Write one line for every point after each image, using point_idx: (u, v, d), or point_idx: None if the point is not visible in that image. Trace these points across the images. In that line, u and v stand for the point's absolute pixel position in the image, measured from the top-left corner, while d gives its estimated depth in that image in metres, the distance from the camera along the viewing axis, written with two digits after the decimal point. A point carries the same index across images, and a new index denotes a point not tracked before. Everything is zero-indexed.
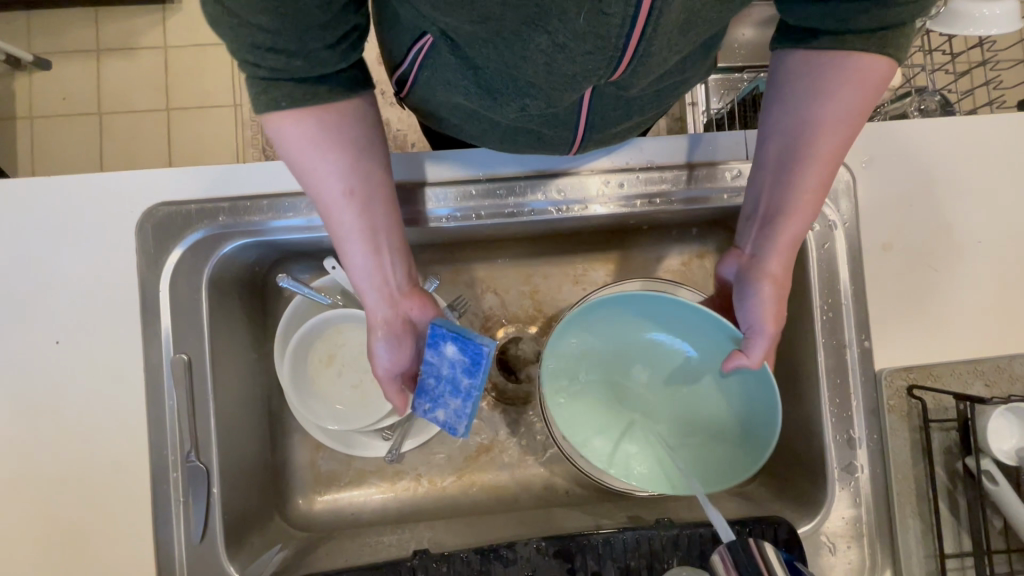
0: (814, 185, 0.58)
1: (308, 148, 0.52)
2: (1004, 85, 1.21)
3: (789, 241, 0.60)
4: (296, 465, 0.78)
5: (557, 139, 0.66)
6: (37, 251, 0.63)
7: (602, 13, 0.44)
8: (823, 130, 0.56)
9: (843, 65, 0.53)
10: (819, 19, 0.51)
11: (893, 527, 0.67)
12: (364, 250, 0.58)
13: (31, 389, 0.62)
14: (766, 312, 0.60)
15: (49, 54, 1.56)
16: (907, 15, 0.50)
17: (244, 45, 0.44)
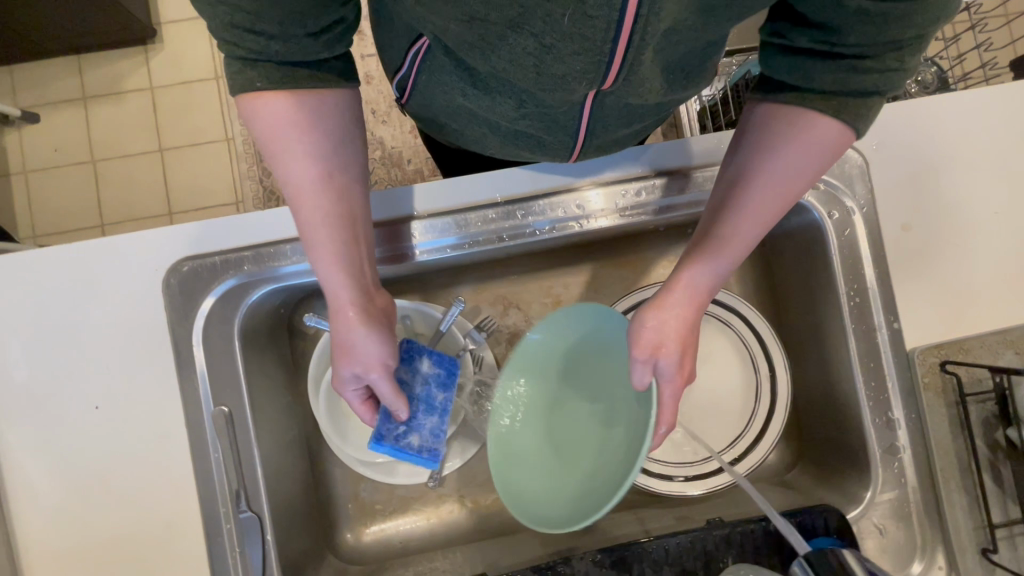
0: (732, 229, 0.56)
1: (283, 131, 0.49)
2: (994, 46, 1.22)
3: (696, 287, 0.58)
4: (340, 499, 0.79)
5: (557, 144, 0.64)
6: (68, 318, 0.64)
7: (586, 14, 0.42)
8: (757, 178, 0.55)
9: (794, 122, 0.52)
10: (789, 72, 0.51)
11: (942, 503, 0.67)
12: (337, 237, 0.53)
13: (79, 455, 0.63)
14: (656, 337, 0.58)
15: (36, 107, 1.55)
16: (875, 85, 0.50)
17: (222, 23, 0.44)
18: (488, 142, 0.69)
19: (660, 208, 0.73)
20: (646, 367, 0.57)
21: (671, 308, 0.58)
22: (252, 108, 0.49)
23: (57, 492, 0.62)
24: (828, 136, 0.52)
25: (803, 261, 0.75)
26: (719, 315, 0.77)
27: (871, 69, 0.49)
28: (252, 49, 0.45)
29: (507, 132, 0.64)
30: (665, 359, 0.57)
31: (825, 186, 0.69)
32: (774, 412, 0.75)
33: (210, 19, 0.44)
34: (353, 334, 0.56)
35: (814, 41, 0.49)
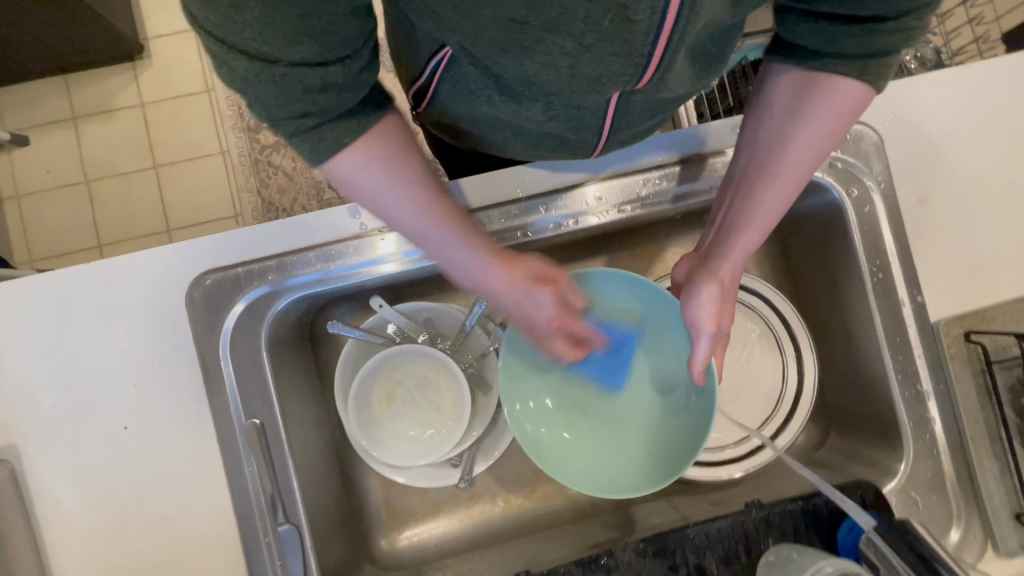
0: (777, 199, 0.56)
1: (368, 173, 0.48)
2: (985, 20, 1.23)
3: (741, 252, 0.58)
4: (372, 506, 0.78)
5: (579, 143, 0.63)
6: (91, 338, 0.63)
7: (628, 19, 0.42)
8: (796, 147, 0.54)
9: (827, 90, 0.52)
10: (808, 37, 0.50)
11: (975, 471, 0.67)
12: (459, 221, 0.52)
13: (111, 477, 0.62)
14: (706, 313, 0.59)
15: (26, 129, 1.52)
16: (894, 45, 0.49)
17: (286, 98, 0.40)
18: (508, 144, 0.67)
19: (677, 197, 0.71)
20: (708, 342, 0.59)
21: (726, 279, 0.59)
22: (341, 167, 0.47)
23: (92, 515, 0.61)
24: (859, 101, 0.52)
25: (823, 241, 0.75)
26: (743, 300, 0.77)
27: (891, 31, 0.48)
28: (322, 106, 0.42)
29: (529, 134, 0.63)
30: (727, 326, 0.60)
31: (843, 164, 0.69)
32: (802, 393, 0.76)
33: (274, 95, 0.40)
34: (529, 303, 0.56)
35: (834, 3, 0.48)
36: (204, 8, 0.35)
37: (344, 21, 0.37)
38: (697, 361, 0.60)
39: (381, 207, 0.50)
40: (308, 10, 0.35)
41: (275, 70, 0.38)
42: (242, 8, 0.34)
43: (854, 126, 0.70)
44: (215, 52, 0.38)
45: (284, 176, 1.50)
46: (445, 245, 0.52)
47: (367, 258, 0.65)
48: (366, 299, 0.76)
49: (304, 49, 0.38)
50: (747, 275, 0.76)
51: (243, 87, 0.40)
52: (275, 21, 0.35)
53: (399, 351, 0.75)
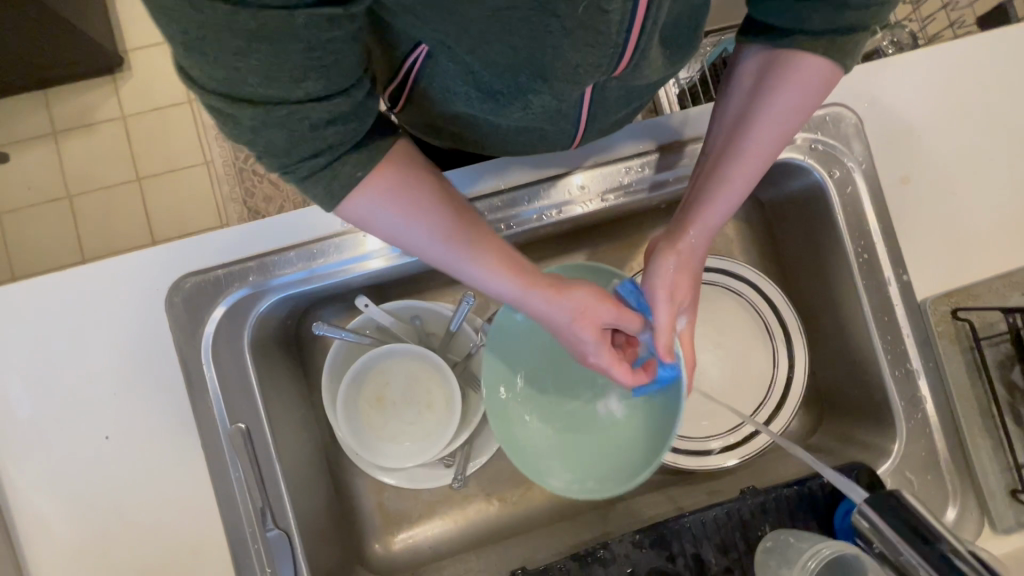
0: (744, 174, 0.55)
1: (392, 209, 0.47)
2: (959, 7, 1.25)
3: (705, 226, 0.57)
4: (364, 510, 0.77)
5: (558, 133, 0.63)
6: (68, 348, 0.61)
7: (603, 9, 0.42)
8: (762, 123, 0.53)
9: (793, 66, 0.52)
10: (778, 15, 0.50)
11: (968, 449, 0.67)
12: (478, 244, 0.50)
13: (92, 489, 0.60)
14: (661, 286, 0.58)
15: (6, 146, 1.51)
16: (859, 21, 0.49)
17: (294, 139, 0.39)
18: (490, 141, 0.66)
19: (659, 183, 0.71)
20: (668, 312, 0.57)
21: (685, 252, 0.58)
22: (354, 210, 0.46)
23: (76, 527, 0.60)
24: (824, 77, 0.52)
25: (808, 225, 0.75)
26: (730, 286, 0.77)
27: (857, 5, 0.48)
28: (329, 142, 0.41)
29: (508, 130, 0.62)
30: (685, 300, 0.59)
31: (823, 147, 0.70)
32: (794, 377, 0.76)
33: (280, 137, 0.39)
34: (573, 334, 0.55)
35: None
36: (201, 64, 0.34)
37: (342, 51, 0.36)
38: (659, 333, 0.57)
39: (401, 235, 0.49)
40: (311, 42, 0.34)
41: (281, 111, 0.37)
42: (245, 55, 0.33)
43: (833, 108, 0.70)
44: (220, 109, 0.38)
45: (268, 184, 1.49)
46: (471, 275, 0.51)
47: (349, 256, 0.64)
48: (351, 299, 0.75)
49: (310, 84, 0.36)
50: (737, 263, 0.76)
51: (252, 135, 0.39)
52: (280, 61, 0.34)
53: (387, 352, 0.74)
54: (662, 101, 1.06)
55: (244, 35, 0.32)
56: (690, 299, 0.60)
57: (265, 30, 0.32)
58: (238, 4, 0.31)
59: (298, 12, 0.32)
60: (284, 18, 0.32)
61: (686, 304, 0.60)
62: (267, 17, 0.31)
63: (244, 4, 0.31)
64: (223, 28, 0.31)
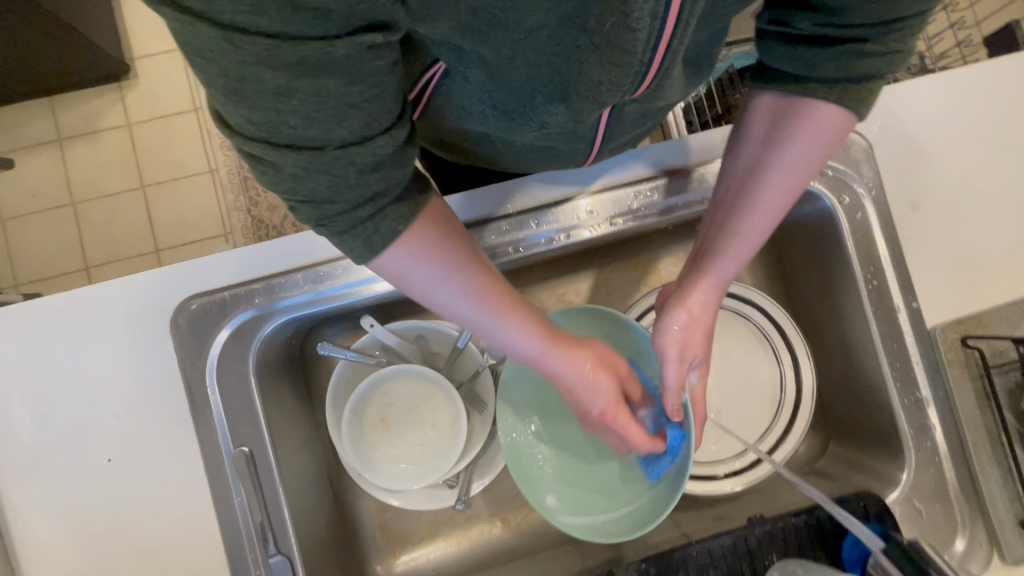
0: (754, 228, 0.55)
1: (419, 268, 0.47)
2: (966, 25, 1.25)
3: (716, 280, 0.57)
4: (366, 531, 0.77)
5: (572, 153, 0.62)
6: (72, 369, 0.61)
7: (629, 27, 0.39)
8: (773, 177, 0.54)
9: (805, 119, 0.52)
10: (790, 62, 0.50)
11: (978, 479, 0.66)
12: (513, 309, 0.51)
13: (94, 513, 0.60)
14: (675, 343, 0.58)
15: (11, 152, 1.51)
16: (876, 68, 0.49)
17: (338, 186, 0.39)
18: (503, 157, 0.66)
19: (668, 208, 0.70)
20: (677, 369, 0.58)
21: (696, 309, 0.58)
22: (385, 264, 0.46)
23: (77, 550, 0.60)
24: (839, 125, 0.52)
25: (817, 250, 0.75)
26: (737, 308, 0.77)
27: (873, 53, 0.47)
28: (371, 189, 0.40)
29: (522, 147, 0.62)
30: (696, 355, 0.59)
31: (833, 172, 0.69)
32: (801, 401, 0.75)
33: (320, 183, 0.38)
34: (587, 391, 0.56)
35: (818, 25, 0.47)
36: (239, 108, 0.33)
37: (385, 79, 0.34)
38: (670, 392, 0.58)
39: (429, 292, 0.49)
40: (352, 76, 0.32)
41: (324, 156, 0.36)
42: (287, 96, 0.32)
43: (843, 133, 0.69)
44: (256, 155, 0.37)
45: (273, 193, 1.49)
46: (497, 330, 0.52)
47: (357, 279, 0.64)
48: (357, 318, 0.75)
49: (351, 124, 0.35)
50: (745, 285, 0.76)
51: (292, 183, 0.38)
52: (323, 100, 0.33)
53: (392, 372, 0.74)
54: (670, 117, 1.06)
55: (286, 72, 0.30)
56: (703, 355, 0.60)
57: (306, 62, 0.30)
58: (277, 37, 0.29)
59: (339, 40, 0.30)
60: (328, 49, 0.30)
61: (698, 359, 0.60)
62: (310, 47, 0.29)
63: (285, 36, 0.29)
64: (262, 65, 0.30)
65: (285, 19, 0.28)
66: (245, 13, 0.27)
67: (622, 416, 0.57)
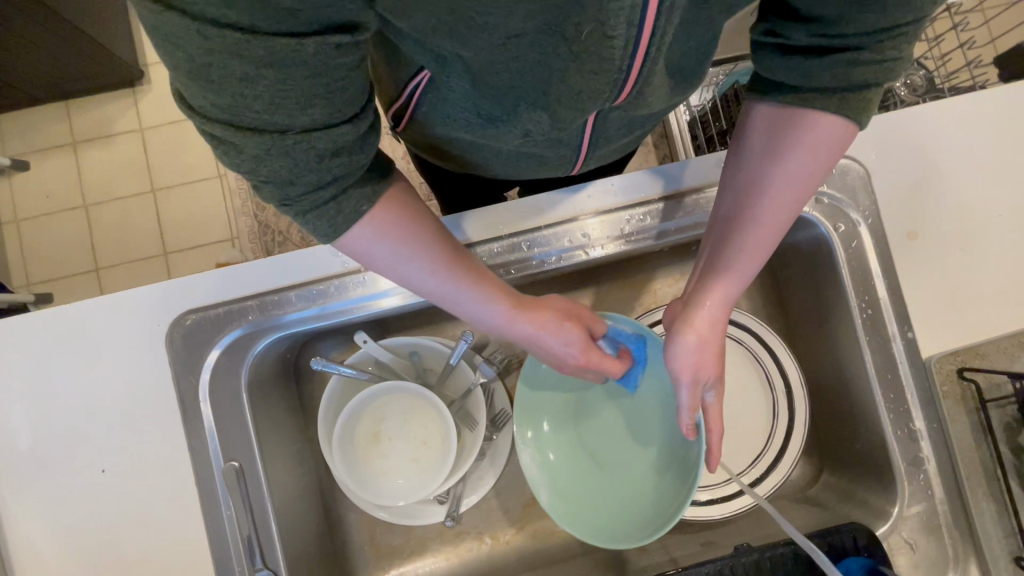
0: (760, 244, 0.55)
1: (384, 247, 0.47)
2: (978, 44, 1.23)
3: (723, 298, 0.57)
4: (356, 544, 0.77)
5: (559, 159, 0.63)
6: (70, 381, 0.62)
7: (606, 35, 0.40)
8: (776, 191, 0.53)
9: (807, 129, 0.51)
10: (786, 73, 0.50)
11: (972, 514, 0.65)
12: (481, 279, 0.53)
13: (86, 522, 0.61)
14: (683, 359, 0.58)
15: (26, 154, 1.54)
16: (874, 77, 0.48)
17: (299, 170, 0.38)
18: (492, 164, 0.67)
19: (662, 232, 0.70)
20: (690, 391, 0.58)
21: (706, 328, 0.57)
22: (351, 243, 0.46)
23: (70, 558, 0.61)
24: (841, 135, 0.51)
25: (812, 275, 0.75)
26: (731, 333, 0.76)
27: (869, 61, 0.47)
28: (336, 172, 0.40)
29: (509, 154, 0.63)
30: (710, 375, 0.59)
31: (829, 200, 0.69)
32: (793, 427, 0.74)
33: (282, 166, 0.37)
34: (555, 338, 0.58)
35: (813, 35, 0.47)
36: (203, 91, 0.33)
37: (350, 76, 0.35)
38: (684, 412, 0.58)
39: (400, 271, 0.49)
40: (319, 69, 0.33)
41: (287, 139, 0.36)
42: (252, 82, 0.32)
43: (840, 160, 0.69)
44: (220, 135, 0.36)
45: None
46: (463, 304, 0.53)
47: (351, 298, 0.65)
48: (351, 334, 0.76)
49: (316, 111, 0.35)
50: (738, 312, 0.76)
51: (254, 165, 0.37)
52: (287, 90, 0.33)
53: (385, 388, 0.75)
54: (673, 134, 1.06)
55: (252, 62, 0.31)
56: (717, 372, 0.59)
57: (274, 57, 0.31)
58: (248, 30, 0.29)
59: (309, 38, 0.31)
60: (296, 45, 0.31)
61: (711, 378, 0.59)
62: (277, 43, 0.30)
63: (251, 29, 0.29)
64: (230, 55, 0.30)
65: (254, 13, 0.29)
66: (218, 8, 0.28)
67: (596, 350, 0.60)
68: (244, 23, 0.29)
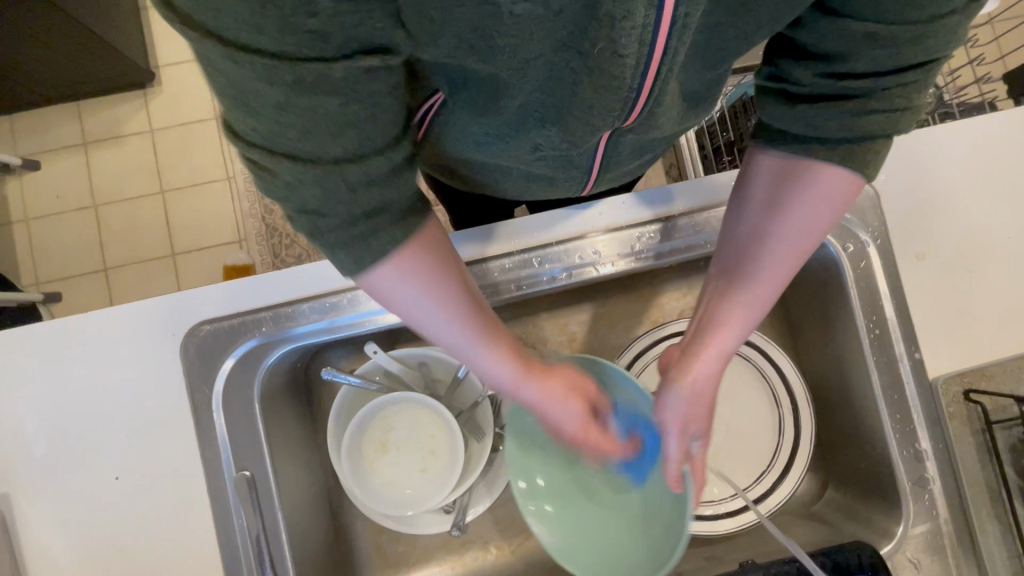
0: (759, 297, 0.55)
1: (406, 288, 0.46)
2: (987, 60, 1.24)
3: (719, 352, 0.57)
4: (362, 552, 0.78)
5: (570, 180, 0.64)
6: (86, 388, 0.63)
7: (617, 53, 0.40)
8: (777, 244, 0.54)
9: (810, 182, 0.52)
10: (792, 119, 0.51)
11: (976, 535, 0.66)
12: (495, 334, 0.52)
13: (99, 528, 0.62)
14: (673, 407, 0.58)
15: (37, 154, 1.55)
16: (882, 127, 0.48)
17: (329, 200, 0.39)
18: (502, 184, 0.68)
19: (670, 250, 0.71)
20: (678, 440, 0.58)
21: (700, 380, 0.57)
22: (375, 280, 0.45)
23: (82, 563, 0.61)
24: (845, 189, 0.52)
25: (820, 293, 0.75)
26: (737, 349, 0.77)
27: (877, 109, 0.47)
28: (366, 206, 0.40)
29: (521, 174, 0.64)
30: (698, 428, 0.59)
31: (839, 220, 0.69)
32: (799, 444, 0.75)
33: (313, 193, 0.38)
34: (558, 407, 0.57)
35: (821, 76, 0.48)
36: (242, 115, 0.34)
37: (383, 102, 0.35)
38: (669, 463, 0.57)
39: (420, 317, 0.48)
40: (348, 92, 0.33)
41: (318, 167, 0.37)
42: (284, 109, 0.33)
43: None
44: (256, 162, 0.38)
45: None
46: (476, 359, 0.52)
47: (364, 310, 0.65)
48: (361, 344, 0.77)
49: (347, 140, 0.36)
50: (745, 327, 0.77)
51: (286, 192, 0.38)
52: (318, 116, 0.34)
53: (395, 398, 0.75)
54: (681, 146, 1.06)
55: (279, 86, 0.31)
56: (704, 425, 0.60)
57: (301, 82, 0.31)
58: (278, 56, 0.30)
59: (336, 62, 0.31)
60: (326, 70, 0.31)
61: (699, 430, 0.60)
62: (306, 67, 0.31)
63: (281, 55, 0.30)
64: (257, 79, 0.31)
65: (282, 38, 0.29)
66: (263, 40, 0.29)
67: (593, 435, 0.60)
68: (275, 50, 0.30)
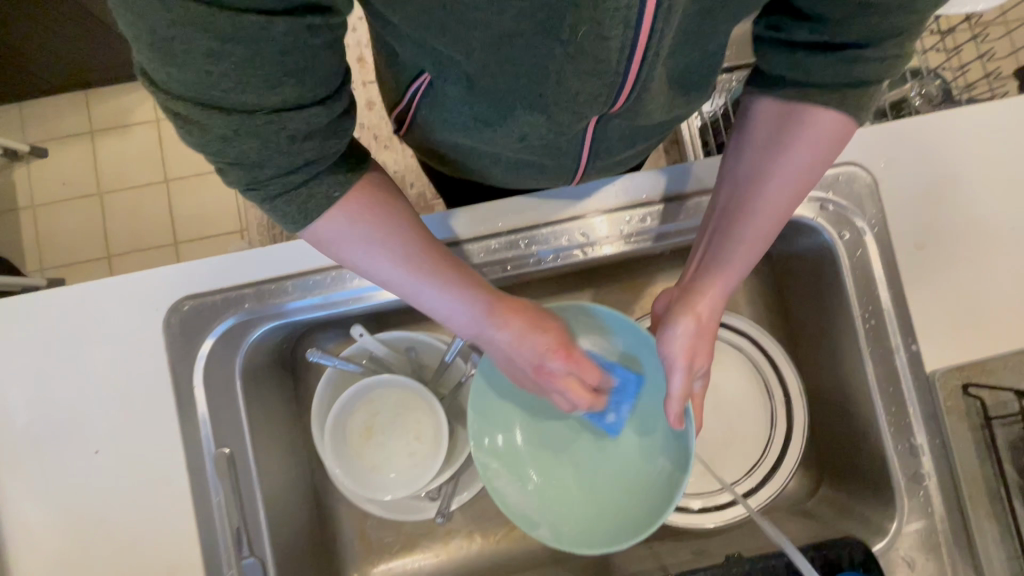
0: (761, 235, 0.55)
1: (352, 236, 0.46)
2: (996, 58, 1.21)
3: (723, 289, 0.57)
4: (346, 537, 0.77)
5: (560, 169, 0.63)
6: (67, 363, 0.63)
7: (601, 36, 0.38)
8: (778, 183, 0.53)
9: (809, 123, 0.50)
10: (786, 68, 0.50)
11: (971, 534, 0.64)
12: (448, 266, 0.51)
13: (76, 504, 0.62)
14: (678, 346, 0.57)
15: (45, 142, 1.57)
16: (875, 74, 0.48)
17: (266, 151, 0.38)
18: (489, 169, 0.67)
19: (662, 235, 0.70)
20: (682, 377, 0.57)
21: (704, 317, 0.57)
22: (322, 230, 0.45)
23: (61, 537, 0.61)
24: (840, 131, 0.51)
25: (816, 282, 0.73)
26: (730, 340, 0.76)
27: (871, 59, 0.47)
28: (305, 156, 0.40)
29: (510, 161, 0.63)
30: (702, 365, 0.58)
31: (834, 207, 0.68)
32: (791, 437, 0.73)
33: (253, 148, 0.37)
34: (526, 338, 0.55)
35: (811, 33, 0.47)
36: (166, 67, 0.32)
37: (319, 56, 0.34)
38: (672, 399, 0.57)
39: (371, 260, 0.48)
40: (288, 48, 0.32)
41: (253, 119, 0.35)
42: (219, 59, 0.31)
43: (847, 167, 0.68)
44: (181, 113, 0.35)
45: None
46: (433, 293, 0.51)
47: (348, 289, 0.65)
48: (348, 326, 0.76)
49: (284, 93, 0.35)
50: (740, 317, 0.75)
51: (221, 145, 0.37)
52: (257, 67, 0.32)
53: (380, 381, 0.74)
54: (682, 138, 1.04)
55: (219, 38, 0.30)
56: (707, 364, 0.59)
57: (241, 31, 0.30)
58: (217, 5, 0.29)
59: (279, 17, 0.31)
60: (265, 23, 0.30)
61: (702, 368, 0.59)
62: (245, 19, 0.30)
63: (218, 3, 0.29)
64: (196, 31, 0.30)
65: None
66: None
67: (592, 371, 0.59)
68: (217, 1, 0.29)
